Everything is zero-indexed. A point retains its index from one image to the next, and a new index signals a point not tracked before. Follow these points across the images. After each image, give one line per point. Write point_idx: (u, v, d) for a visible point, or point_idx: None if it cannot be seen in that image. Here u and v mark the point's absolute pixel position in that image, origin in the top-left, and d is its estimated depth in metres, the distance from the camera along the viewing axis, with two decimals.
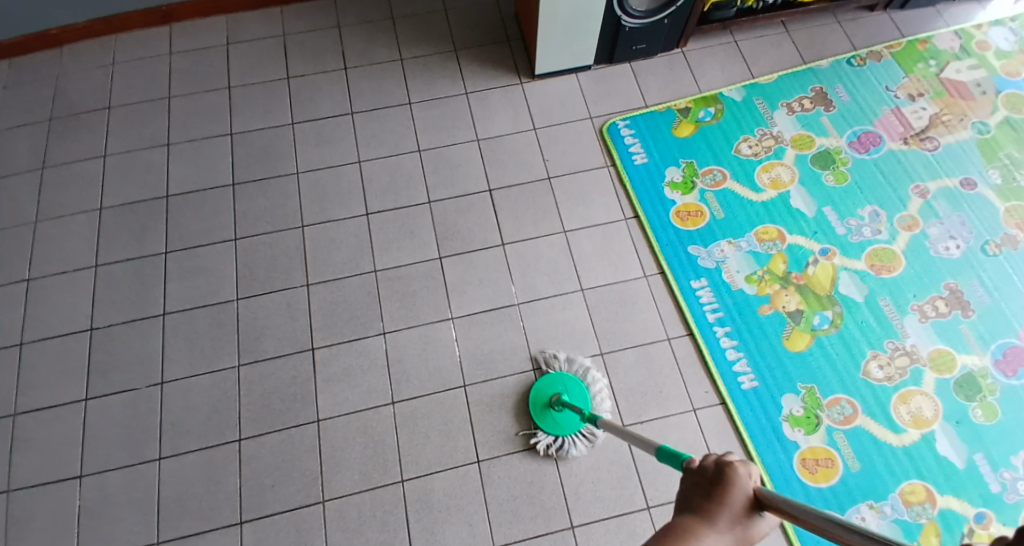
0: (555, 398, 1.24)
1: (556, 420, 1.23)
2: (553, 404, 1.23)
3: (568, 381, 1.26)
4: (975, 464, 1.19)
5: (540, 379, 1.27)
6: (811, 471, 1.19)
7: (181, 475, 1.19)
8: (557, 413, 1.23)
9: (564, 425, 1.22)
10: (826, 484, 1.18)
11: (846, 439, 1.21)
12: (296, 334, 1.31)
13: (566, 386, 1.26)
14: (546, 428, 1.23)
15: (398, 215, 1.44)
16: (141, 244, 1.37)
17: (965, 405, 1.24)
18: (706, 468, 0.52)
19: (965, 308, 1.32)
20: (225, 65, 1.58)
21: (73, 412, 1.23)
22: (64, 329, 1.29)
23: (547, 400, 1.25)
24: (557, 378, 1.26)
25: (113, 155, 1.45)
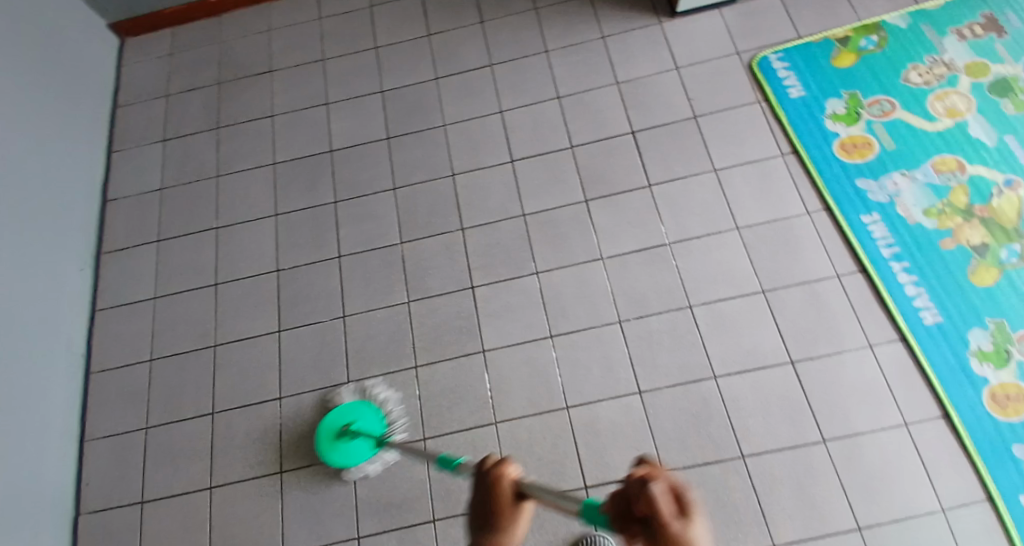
0: (344, 427, 1.21)
1: (348, 448, 1.20)
2: (343, 433, 1.21)
3: (360, 407, 1.23)
4: None
5: (329, 413, 1.22)
6: (1001, 406, 1.13)
7: (367, 396, 1.27)
8: (348, 442, 1.20)
9: (356, 453, 1.19)
10: (1018, 419, 1.11)
11: None
12: (456, 273, 1.36)
13: (361, 413, 1.23)
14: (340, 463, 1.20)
15: (543, 160, 1.46)
16: (312, 194, 1.47)
17: None
18: (481, 483, 0.65)
19: None
20: (370, 25, 1.66)
21: (266, 342, 1.34)
22: (251, 272, 1.41)
23: (337, 429, 1.21)
24: (344, 408, 1.22)
25: (279, 115, 1.57)
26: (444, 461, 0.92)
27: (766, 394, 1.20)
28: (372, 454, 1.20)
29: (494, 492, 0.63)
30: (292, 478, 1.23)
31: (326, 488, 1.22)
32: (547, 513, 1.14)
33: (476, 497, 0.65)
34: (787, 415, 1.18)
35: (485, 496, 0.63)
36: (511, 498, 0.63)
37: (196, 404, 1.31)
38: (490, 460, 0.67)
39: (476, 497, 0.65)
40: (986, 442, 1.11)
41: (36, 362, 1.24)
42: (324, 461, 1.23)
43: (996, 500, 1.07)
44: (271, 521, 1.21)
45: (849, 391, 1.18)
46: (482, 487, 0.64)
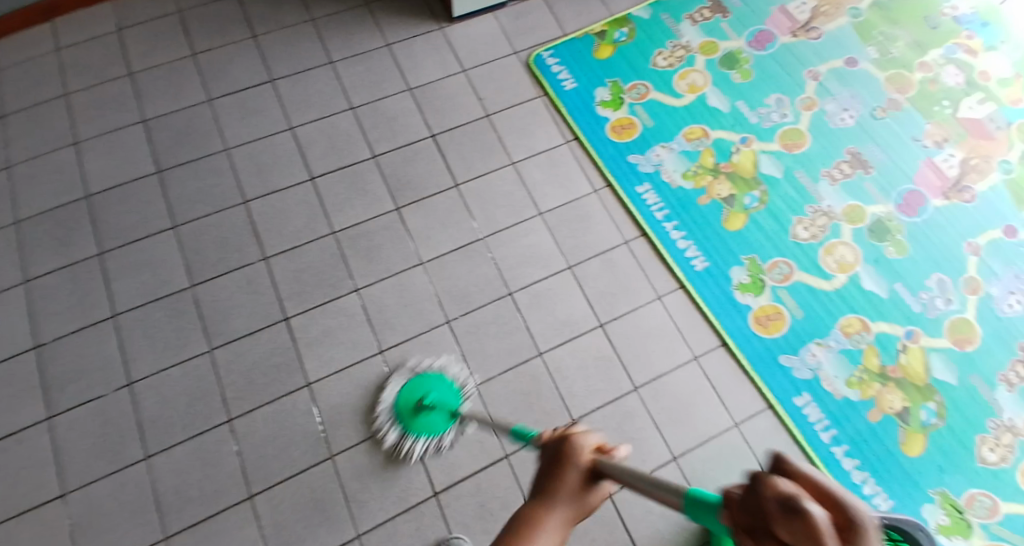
0: (422, 399, 1.18)
1: (423, 422, 1.17)
2: (420, 406, 1.17)
3: (428, 379, 1.20)
4: (896, 292, 1.33)
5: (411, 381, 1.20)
6: (764, 326, 1.30)
7: (173, 467, 1.11)
8: (425, 415, 1.17)
9: (434, 425, 1.16)
10: (779, 333, 1.30)
11: (789, 294, 1.33)
12: (264, 307, 1.26)
13: (425, 385, 1.20)
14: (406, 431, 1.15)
15: (344, 174, 1.40)
16: (74, 248, 1.27)
17: (878, 246, 1.38)
18: (549, 448, 0.60)
19: (865, 166, 1.47)
20: (121, 51, 1.48)
21: (36, 435, 1.12)
22: (5, 353, 1.18)
23: (414, 404, 1.18)
24: (424, 380, 1.19)
25: (17, 164, 1.34)
26: (520, 432, 0.87)
27: (583, 358, 1.27)
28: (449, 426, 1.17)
29: (561, 459, 0.58)
30: None
31: None
32: (397, 529, 1.11)
33: (541, 462, 0.60)
34: (610, 375, 1.25)
35: (553, 463, 0.58)
36: (583, 470, 0.57)
37: None
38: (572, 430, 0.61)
39: (545, 456, 0.60)
40: (757, 359, 1.28)
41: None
42: None
43: (776, 408, 1.24)
44: None
45: (655, 342, 1.29)
46: (557, 449, 0.59)
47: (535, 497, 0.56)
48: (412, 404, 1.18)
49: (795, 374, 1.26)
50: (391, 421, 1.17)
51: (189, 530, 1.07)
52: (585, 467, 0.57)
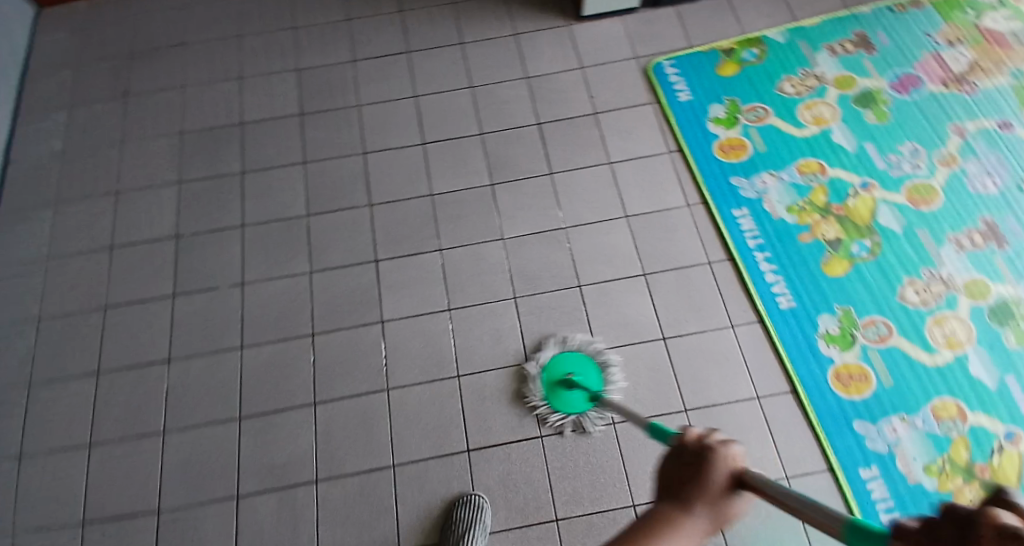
0: (567, 376, 1.27)
1: (563, 396, 1.26)
2: (565, 382, 1.27)
3: (585, 363, 1.30)
4: (1007, 385, 1.23)
5: (554, 357, 1.31)
6: (844, 385, 1.26)
7: (259, 362, 1.29)
8: (567, 391, 1.26)
9: (572, 404, 1.25)
10: (859, 397, 1.25)
11: (879, 356, 1.28)
12: (359, 247, 1.42)
13: (580, 367, 1.29)
14: (555, 404, 1.25)
15: (451, 145, 1.53)
16: (219, 165, 1.49)
17: (998, 330, 1.28)
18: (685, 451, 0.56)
19: (1000, 240, 1.37)
20: (290, 6, 1.70)
21: (159, 307, 1.34)
22: (151, 236, 1.41)
23: (562, 379, 1.27)
24: (572, 358, 1.29)
25: (191, 87, 1.58)
26: (660, 430, 0.78)
27: (637, 365, 1.30)
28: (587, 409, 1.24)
29: (710, 474, 0.53)
30: (176, 440, 1.22)
31: (212, 450, 1.21)
32: (428, 474, 1.21)
33: (668, 470, 0.56)
34: (664, 391, 1.28)
35: (692, 467, 0.54)
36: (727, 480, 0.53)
37: (82, 365, 1.29)
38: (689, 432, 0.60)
39: (680, 461, 0.56)
40: (829, 414, 1.24)
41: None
42: (208, 421, 1.23)
43: (838, 473, 1.19)
44: (151, 479, 1.19)
45: (715, 370, 1.29)
46: (695, 452, 0.55)
47: (673, 505, 0.52)
48: (562, 380, 1.27)
49: (868, 444, 1.20)
50: (539, 391, 1.27)
51: (256, 420, 1.23)
52: (728, 478, 0.53)
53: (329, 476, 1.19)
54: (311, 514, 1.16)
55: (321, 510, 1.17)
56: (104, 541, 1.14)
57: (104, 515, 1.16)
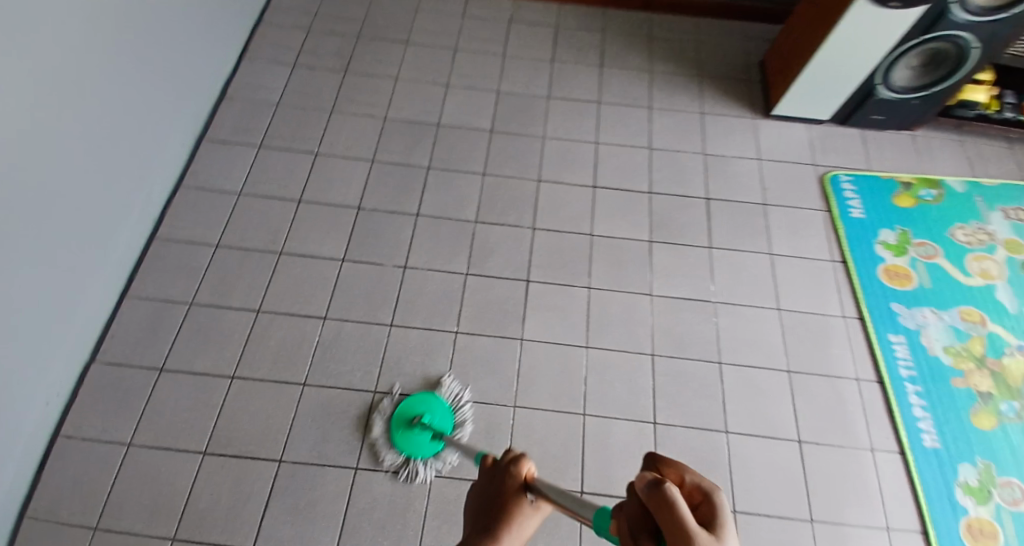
0: (416, 418, 1.22)
1: (409, 438, 1.20)
2: (413, 423, 1.21)
3: (432, 400, 1.25)
4: None
5: (408, 397, 1.26)
6: (975, 538, 1.22)
7: (404, 342, 1.33)
8: (414, 432, 1.21)
9: (413, 446, 1.20)
10: None
11: (1013, 520, 1.23)
12: (517, 264, 1.45)
13: (428, 404, 1.24)
14: (400, 448, 1.20)
15: (621, 194, 1.56)
16: (409, 155, 1.60)
17: None
18: (497, 477, 0.73)
19: None
20: (502, 36, 1.88)
21: (328, 266, 1.41)
22: (335, 202, 1.50)
23: (408, 419, 1.22)
24: (422, 398, 1.25)
25: (402, 80, 1.74)
26: (479, 456, 0.93)
27: (769, 459, 1.26)
28: (435, 449, 1.20)
29: (508, 494, 0.71)
30: (311, 395, 1.26)
31: (344, 412, 1.24)
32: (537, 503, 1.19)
33: (484, 499, 0.72)
34: (792, 497, 1.22)
35: (497, 494, 0.71)
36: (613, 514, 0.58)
37: (243, 298, 1.35)
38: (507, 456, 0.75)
39: (488, 497, 0.72)
40: None
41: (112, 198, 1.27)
42: (346, 386, 1.27)
43: None
44: (278, 428, 1.22)
45: (851, 492, 1.24)
46: (499, 487, 0.72)
47: (485, 536, 0.66)
48: (408, 419, 1.22)
49: None
50: (383, 434, 1.22)
51: (390, 398, 1.27)
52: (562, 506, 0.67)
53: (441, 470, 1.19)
54: (421, 505, 1.17)
55: (431, 502, 1.17)
56: (226, 472, 1.17)
57: (229, 447, 1.19)
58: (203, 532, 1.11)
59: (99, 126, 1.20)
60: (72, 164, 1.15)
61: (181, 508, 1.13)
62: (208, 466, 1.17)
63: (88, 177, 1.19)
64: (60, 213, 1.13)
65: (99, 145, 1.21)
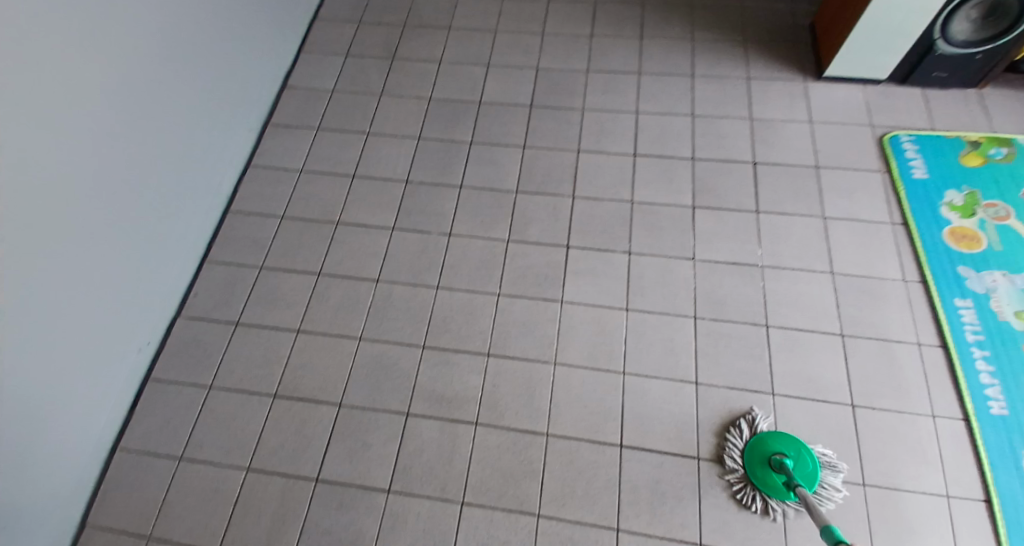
0: (777, 455, 1.14)
1: (767, 476, 1.13)
2: (774, 461, 1.13)
3: (798, 445, 1.16)
4: None
5: (766, 433, 1.17)
6: None
7: (449, 303, 1.39)
8: (775, 471, 1.12)
9: (771, 484, 1.12)
10: None
11: None
12: (556, 231, 1.46)
13: (794, 448, 1.16)
14: (758, 480, 1.13)
15: (661, 161, 1.52)
16: (453, 131, 1.67)
17: None
18: None
19: None
20: (542, 13, 1.88)
21: (379, 234, 1.50)
22: (386, 176, 1.60)
23: (768, 456, 1.14)
24: (784, 438, 1.16)
25: (446, 62, 1.80)
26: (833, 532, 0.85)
27: (818, 422, 1.21)
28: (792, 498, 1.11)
29: None
30: (367, 348, 1.34)
31: (394, 365, 1.32)
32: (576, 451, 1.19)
33: None
34: (843, 456, 1.18)
35: None
36: None
37: (306, 263, 1.46)
38: None
39: None
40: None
41: (185, 172, 1.41)
42: (395, 341, 1.35)
43: None
44: (336, 380, 1.31)
45: (909, 458, 1.19)
46: None
47: None
48: (767, 456, 1.14)
49: None
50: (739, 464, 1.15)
51: (436, 352, 1.33)
52: None
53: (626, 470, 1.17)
54: (466, 450, 1.21)
55: (476, 447, 1.21)
56: (292, 414, 1.27)
57: (296, 391, 1.30)
58: (272, 467, 1.22)
59: (170, 101, 1.34)
60: (147, 134, 1.28)
61: (252, 446, 1.24)
62: (276, 410, 1.28)
63: (161, 148, 1.33)
64: (137, 178, 1.27)
65: (171, 119, 1.34)
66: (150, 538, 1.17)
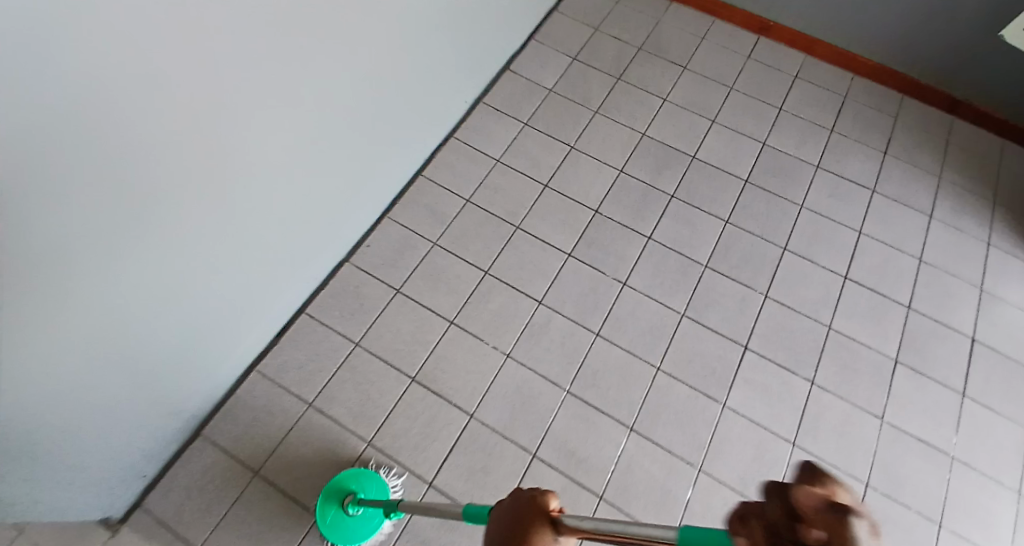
0: (346, 497, 1.10)
1: (341, 522, 1.09)
2: (342, 503, 1.10)
3: (365, 475, 1.12)
4: None
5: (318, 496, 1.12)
6: None
7: (606, 358, 1.31)
8: (347, 516, 1.09)
9: (354, 528, 1.09)
10: None
11: None
12: (739, 325, 1.37)
13: (359, 480, 1.12)
14: (352, 532, 1.08)
15: (872, 297, 1.44)
16: (658, 175, 1.57)
17: None
18: (515, 502, 0.52)
19: None
20: (785, 88, 1.77)
21: (555, 256, 1.43)
22: (578, 198, 1.52)
23: (339, 496, 1.10)
24: (354, 474, 1.12)
25: (671, 102, 1.71)
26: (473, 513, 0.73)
27: None
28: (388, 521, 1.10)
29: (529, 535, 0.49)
30: (511, 367, 1.29)
31: (535, 399, 1.25)
32: None
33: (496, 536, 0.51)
34: None
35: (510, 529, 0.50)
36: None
37: (477, 258, 1.42)
38: (520, 491, 0.53)
39: (499, 534, 0.51)
40: None
41: (405, 126, 1.39)
42: (543, 375, 1.28)
43: None
44: (474, 391, 1.25)
45: None
46: (509, 523, 0.51)
47: None
48: (341, 497, 1.10)
49: None
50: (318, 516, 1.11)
51: (579, 405, 1.25)
52: None
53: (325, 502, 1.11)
54: None
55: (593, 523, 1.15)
56: (424, 406, 1.23)
57: (433, 384, 1.25)
58: (392, 452, 1.18)
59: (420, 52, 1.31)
60: (393, 81, 1.26)
61: (380, 421, 1.21)
62: (411, 394, 1.24)
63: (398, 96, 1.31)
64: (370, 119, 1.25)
65: (415, 72, 1.32)
66: (258, 472, 1.14)
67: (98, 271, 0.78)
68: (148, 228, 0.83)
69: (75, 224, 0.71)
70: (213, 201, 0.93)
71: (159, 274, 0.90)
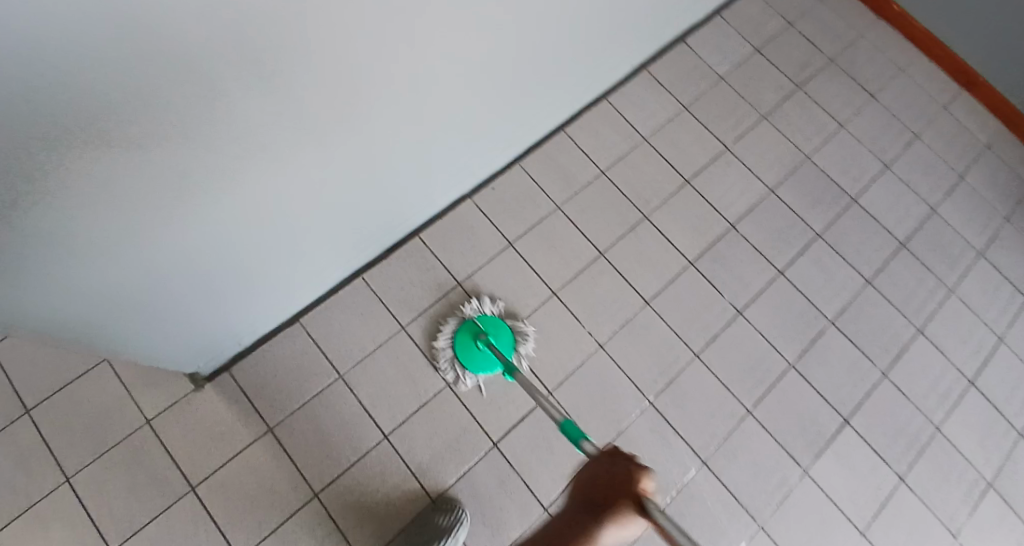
0: (481, 334, 1.18)
1: (470, 353, 1.17)
2: (477, 339, 1.18)
3: (501, 330, 1.20)
4: None
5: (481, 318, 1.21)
6: None
7: (698, 379, 1.26)
8: (477, 346, 1.17)
9: (473, 362, 1.17)
10: None
11: None
12: (845, 394, 1.30)
13: (494, 327, 1.21)
14: (466, 359, 1.17)
15: (989, 409, 1.34)
16: (807, 208, 1.46)
17: None
18: (618, 459, 0.65)
19: None
20: (973, 155, 1.60)
21: (677, 259, 1.36)
22: (717, 205, 1.43)
23: (475, 331, 1.18)
24: (489, 317, 1.21)
25: (846, 132, 1.56)
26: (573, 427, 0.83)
27: None
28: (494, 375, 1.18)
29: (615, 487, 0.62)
30: (600, 358, 1.25)
31: (616, 397, 1.23)
32: None
33: (594, 473, 0.65)
34: None
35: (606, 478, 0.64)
36: None
37: (597, 235, 1.36)
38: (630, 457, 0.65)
39: (600, 474, 0.64)
40: None
41: (570, 75, 1.32)
42: (630, 376, 1.25)
43: None
44: (559, 369, 1.23)
45: None
46: (611, 477, 0.64)
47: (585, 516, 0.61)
48: (472, 333, 1.18)
49: None
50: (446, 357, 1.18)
51: (657, 418, 1.22)
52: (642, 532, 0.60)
53: (444, 334, 1.19)
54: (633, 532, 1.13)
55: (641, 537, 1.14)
56: None
57: (521, 349, 1.24)
58: (466, 400, 1.17)
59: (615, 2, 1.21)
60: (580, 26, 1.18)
61: None
62: None
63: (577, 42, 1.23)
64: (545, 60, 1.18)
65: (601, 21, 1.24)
66: (340, 376, 1.16)
67: (276, 137, 0.76)
68: (331, 108, 0.81)
69: (269, 82, 0.68)
70: (390, 103, 0.90)
71: (322, 160, 0.88)
